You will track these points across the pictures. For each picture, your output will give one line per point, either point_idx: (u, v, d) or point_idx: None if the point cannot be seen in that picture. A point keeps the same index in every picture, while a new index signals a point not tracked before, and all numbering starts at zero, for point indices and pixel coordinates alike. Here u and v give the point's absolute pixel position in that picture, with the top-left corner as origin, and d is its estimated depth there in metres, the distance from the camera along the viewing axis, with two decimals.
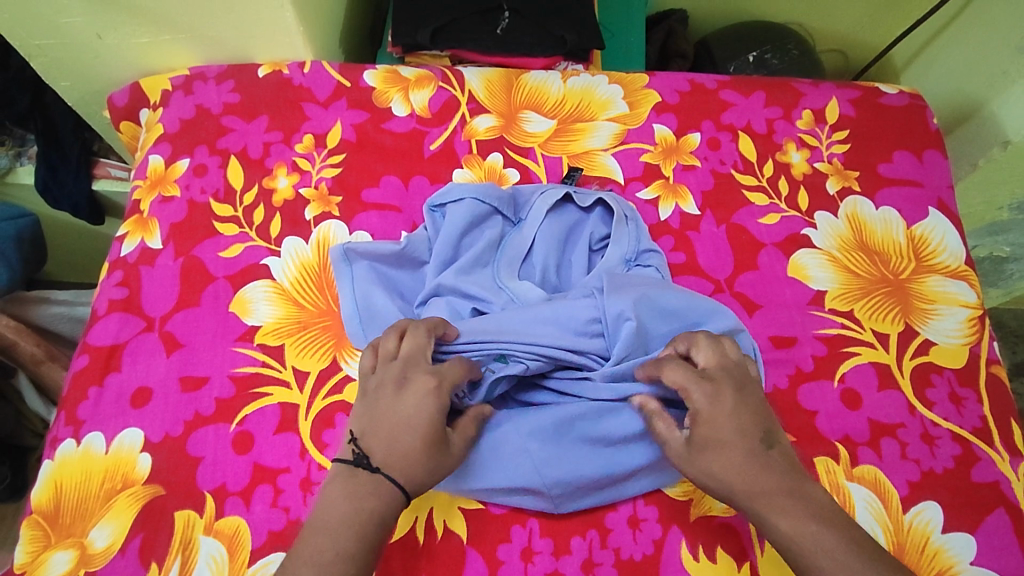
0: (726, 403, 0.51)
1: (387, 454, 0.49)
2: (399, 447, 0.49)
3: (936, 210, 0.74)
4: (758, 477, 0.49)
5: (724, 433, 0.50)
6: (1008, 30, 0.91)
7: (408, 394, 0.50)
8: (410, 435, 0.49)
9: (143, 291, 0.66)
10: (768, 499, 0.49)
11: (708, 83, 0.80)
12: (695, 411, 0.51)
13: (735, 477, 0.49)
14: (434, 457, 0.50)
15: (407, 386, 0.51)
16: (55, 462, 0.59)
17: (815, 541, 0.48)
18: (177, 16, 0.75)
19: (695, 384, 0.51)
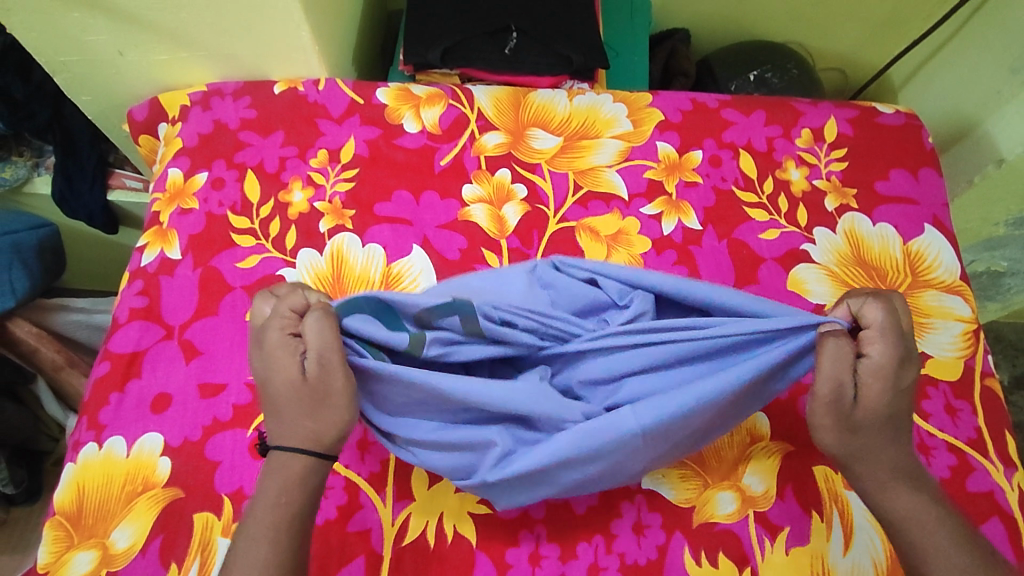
0: (902, 367, 0.47)
1: (279, 427, 0.48)
2: (290, 414, 0.47)
3: (932, 227, 0.76)
4: (887, 451, 0.49)
5: (888, 400, 0.47)
6: (1003, 51, 0.94)
7: (260, 358, 0.48)
8: (279, 393, 0.47)
9: (162, 301, 0.69)
10: (895, 475, 0.49)
11: (710, 102, 0.82)
12: (871, 366, 0.46)
13: (874, 446, 0.48)
14: (305, 401, 0.46)
15: (260, 348, 0.48)
16: (78, 465, 0.61)
17: (935, 524, 0.48)
18: (198, 35, 0.77)
19: (889, 338, 0.46)
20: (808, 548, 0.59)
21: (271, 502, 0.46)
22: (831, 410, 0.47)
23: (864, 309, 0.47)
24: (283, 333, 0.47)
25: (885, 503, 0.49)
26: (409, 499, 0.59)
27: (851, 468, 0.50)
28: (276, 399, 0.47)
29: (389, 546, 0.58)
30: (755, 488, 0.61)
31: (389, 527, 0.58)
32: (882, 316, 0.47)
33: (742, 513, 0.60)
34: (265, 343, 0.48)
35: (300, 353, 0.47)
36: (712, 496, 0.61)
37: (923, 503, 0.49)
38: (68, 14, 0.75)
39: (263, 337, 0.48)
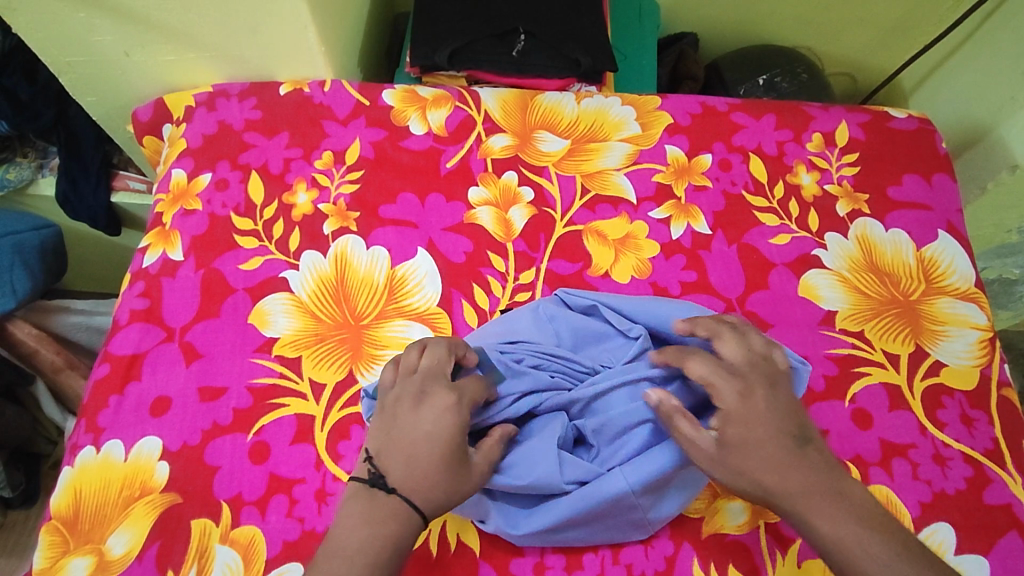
0: (750, 399, 0.51)
1: (407, 473, 0.48)
2: (423, 468, 0.48)
3: (946, 233, 0.75)
4: (790, 479, 0.49)
5: (756, 431, 0.50)
6: (1016, 56, 0.92)
7: (428, 409, 0.51)
8: (431, 452, 0.49)
9: (164, 302, 0.68)
10: (811, 500, 0.48)
11: (719, 106, 0.81)
12: (722, 409, 0.51)
13: (771, 478, 0.49)
14: (454, 477, 0.49)
15: (428, 401, 0.51)
16: (75, 468, 0.60)
17: (861, 544, 0.47)
18: (203, 35, 0.77)
19: (717, 378, 0.52)
20: (820, 560, 0.58)
21: (369, 528, 0.46)
22: (709, 461, 0.50)
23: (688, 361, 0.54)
24: (465, 406, 0.52)
25: (815, 531, 0.48)
26: None
27: (773, 502, 0.49)
28: (421, 451, 0.49)
29: None
30: None
31: None
32: (700, 357, 0.54)
33: (753, 524, 0.59)
34: (437, 398, 0.51)
35: (466, 431, 0.51)
36: (722, 506, 0.60)
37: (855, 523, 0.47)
38: (73, 13, 0.74)
39: (443, 397, 0.51)
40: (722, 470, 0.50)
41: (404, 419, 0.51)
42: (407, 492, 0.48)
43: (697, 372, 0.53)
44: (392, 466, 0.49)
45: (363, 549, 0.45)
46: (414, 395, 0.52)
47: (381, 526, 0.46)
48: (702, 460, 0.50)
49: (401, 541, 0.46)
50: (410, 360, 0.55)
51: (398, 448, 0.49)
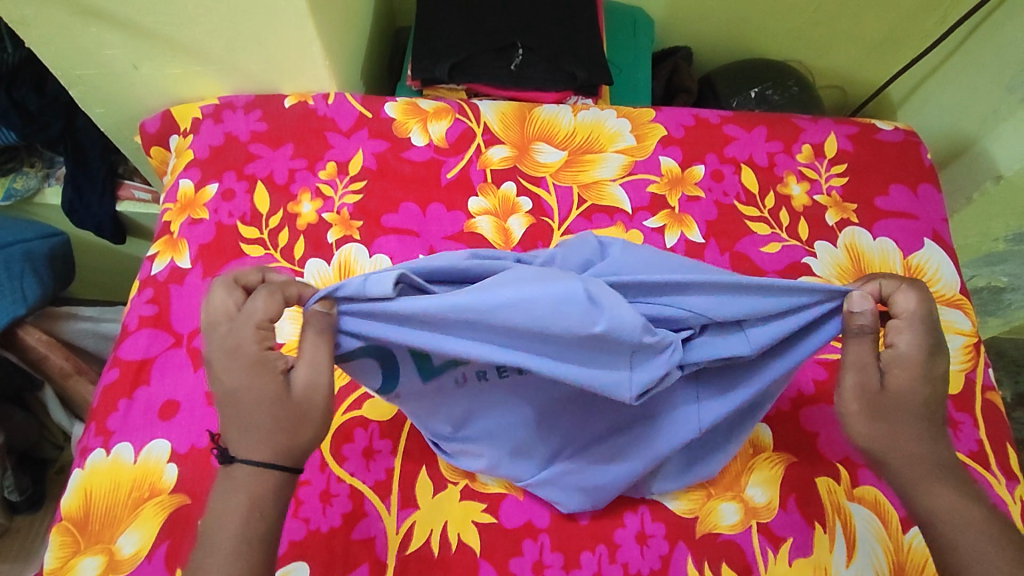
0: (934, 357, 0.48)
1: (241, 439, 0.44)
2: (253, 424, 0.44)
3: (932, 242, 0.77)
4: (920, 445, 0.48)
5: (916, 394, 0.47)
6: (999, 70, 0.95)
7: (226, 372, 0.44)
8: (247, 407, 0.44)
9: (172, 309, 0.70)
10: (934, 471, 0.48)
11: (712, 118, 0.84)
12: (895, 352, 0.48)
13: (911, 437, 0.48)
14: (283, 417, 0.44)
15: (215, 360, 0.45)
16: (85, 470, 0.61)
17: (973, 524, 0.47)
18: (210, 49, 0.79)
19: (914, 325, 0.47)
20: (811, 559, 0.60)
21: (231, 513, 0.43)
22: (856, 395, 0.48)
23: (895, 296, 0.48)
24: (247, 340, 0.44)
25: (920, 498, 0.48)
26: (413, 508, 0.60)
27: (886, 460, 0.49)
28: (240, 408, 0.44)
29: (393, 554, 0.58)
30: (757, 500, 0.62)
31: (393, 535, 0.59)
32: (913, 296, 0.48)
33: (745, 524, 0.61)
34: (219, 349, 0.45)
35: (274, 368, 0.44)
36: (715, 506, 0.61)
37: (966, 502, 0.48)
38: (85, 28, 0.76)
39: (221, 350, 0.44)
40: (864, 408, 0.48)
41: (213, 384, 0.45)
42: (252, 455, 0.44)
43: (903, 308, 0.48)
44: (227, 435, 0.45)
45: (225, 524, 0.43)
46: (204, 357, 0.45)
47: (241, 496, 0.43)
48: (849, 394, 0.49)
49: (267, 501, 0.44)
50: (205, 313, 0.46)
51: (223, 419, 0.45)
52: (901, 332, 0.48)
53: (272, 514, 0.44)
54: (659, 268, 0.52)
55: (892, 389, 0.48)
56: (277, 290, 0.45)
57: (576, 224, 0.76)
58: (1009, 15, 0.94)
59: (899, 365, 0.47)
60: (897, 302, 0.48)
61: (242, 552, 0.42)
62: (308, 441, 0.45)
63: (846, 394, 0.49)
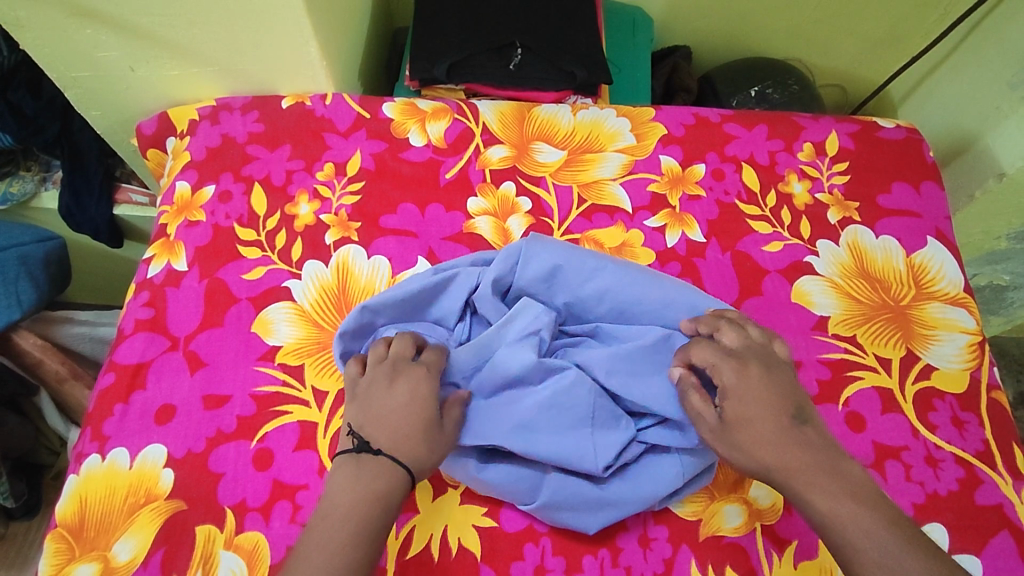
0: (751, 375, 0.54)
1: (387, 438, 0.51)
2: (406, 434, 0.52)
3: (935, 240, 0.76)
4: (785, 454, 0.51)
5: (751, 408, 0.52)
6: (1001, 67, 0.94)
7: (402, 384, 0.54)
8: (409, 419, 0.52)
9: (168, 312, 0.69)
10: (808, 478, 0.50)
11: (712, 117, 0.83)
12: (726, 389, 0.54)
13: (769, 453, 0.51)
14: (432, 441, 0.53)
15: (402, 373, 0.55)
16: (80, 476, 0.61)
17: (852, 517, 0.48)
18: (206, 50, 0.79)
19: (721, 360, 0.55)
20: (815, 562, 0.59)
21: (346, 513, 0.47)
22: (713, 437, 0.53)
23: (694, 347, 0.57)
24: (432, 372, 0.56)
25: (810, 503, 0.49)
26: (413, 512, 0.59)
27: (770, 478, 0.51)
28: (404, 419, 0.52)
29: (393, 559, 0.57)
30: (762, 501, 0.61)
31: (393, 540, 0.58)
32: (705, 343, 0.57)
33: (749, 526, 0.60)
34: (409, 370, 0.55)
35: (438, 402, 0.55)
36: (719, 508, 0.61)
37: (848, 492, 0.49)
38: (80, 30, 0.76)
39: (409, 369, 0.55)
40: (727, 445, 0.52)
41: (373, 391, 0.54)
42: (394, 456, 0.51)
43: (701, 355, 0.56)
44: (376, 435, 0.52)
45: (345, 521, 0.47)
46: (385, 369, 0.55)
47: (376, 480, 0.49)
48: (709, 436, 0.54)
49: (390, 500, 0.49)
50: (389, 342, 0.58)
51: (375, 418, 0.52)
52: (716, 370, 0.55)
53: (383, 521, 0.48)
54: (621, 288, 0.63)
55: (734, 418, 0.53)
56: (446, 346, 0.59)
57: (576, 223, 0.75)
58: (1011, 12, 0.93)
59: (729, 397, 0.53)
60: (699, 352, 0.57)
61: (349, 554, 0.46)
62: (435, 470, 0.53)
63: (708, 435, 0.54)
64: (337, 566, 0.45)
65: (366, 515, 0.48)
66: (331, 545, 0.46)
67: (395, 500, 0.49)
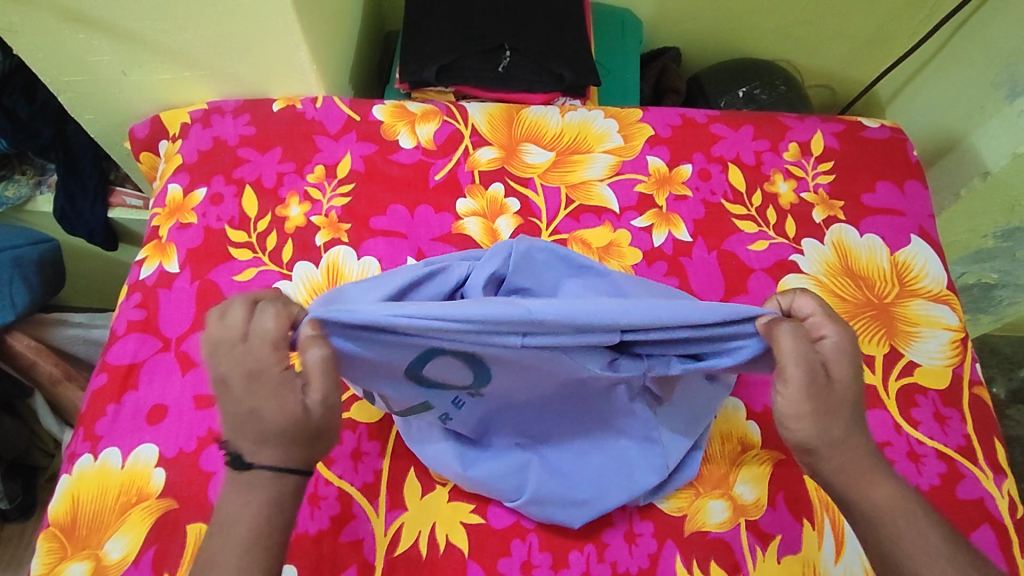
0: (855, 342, 0.48)
1: (254, 449, 0.44)
2: (268, 436, 0.44)
3: (919, 238, 0.77)
4: (853, 443, 0.47)
5: (853, 384, 0.47)
6: (986, 67, 0.95)
7: (241, 382, 0.43)
8: (261, 424, 0.43)
9: (160, 313, 0.69)
10: (870, 469, 0.47)
11: (699, 117, 0.84)
12: (824, 349, 0.47)
13: (848, 435, 0.46)
14: (298, 434, 0.44)
15: (231, 376, 0.43)
16: (73, 476, 0.61)
17: (905, 518, 0.46)
18: (198, 54, 0.79)
19: (827, 318, 0.48)
20: (799, 556, 0.60)
21: (242, 512, 0.44)
22: (810, 397, 0.45)
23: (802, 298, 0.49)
24: (264, 358, 0.43)
25: (860, 497, 0.47)
26: (401, 510, 0.60)
27: (820, 466, 0.47)
28: (258, 424, 0.43)
29: (382, 556, 0.58)
30: (745, 497, 0.62)
31: (382, 537, 0.59)
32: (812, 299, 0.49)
33: (733, 522, 0.61)
34: (235, 366, 0.43)
35: (289, 383, 0.43)
36: (703, 504, 0.61)
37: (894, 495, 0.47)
38: (73, 35, 0.77)
39: (236, 371, 0.43)
40: (818, 407, 0.45)
41: (218, 398, 0.44)
42: (268, 466, 0.44)
43: (806, 308, 0.49)
44: (242, 447, 0.44)
45: (241, 518, 0.44)
46: (215, 376, 0.44)
47: (253, 506, 0.45)
48: (790, 391, 0.45)
49: (282, 511, 0.45)
50: (209, 328, 0.44)
51: (235, 426, 0.44)
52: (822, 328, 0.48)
53: (284, 510, 0.46)
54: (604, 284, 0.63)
55: (835, 383, 0.46)
56: (274, 306, 0.43)
57: (565, 223, 0.76)
58: (994, 13, 0.95)
59: (835, 362, 0.46)
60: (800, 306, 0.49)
61: (246, 552, 0.44)
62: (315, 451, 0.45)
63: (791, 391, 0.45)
64: (236, 564, 0.44)
65: (261, 536, 0.45)
66: (232, 543, 0.44)
67: (288, 509, 0.46)
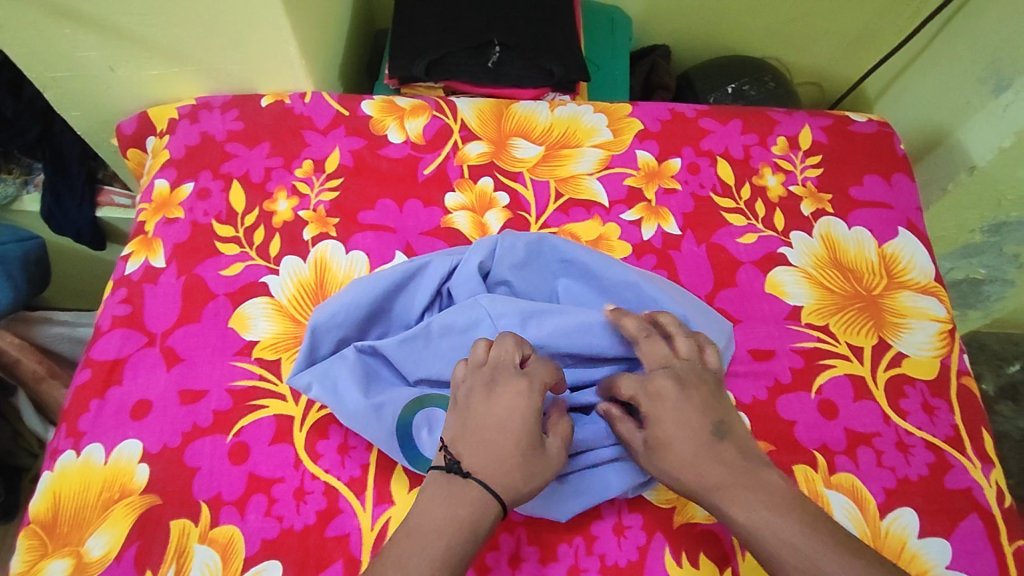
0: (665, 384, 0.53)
1: (484, 462, 0.48)
2: (510, 455, 0.48)
3: (906, 230, 0.78)
4: (704, 474, 0.50)
5: (672, 436, 0.51)
6: (971, 62, 0.96)
7: (502, 396, 0.50)
8: (509, 443, 0.48)
9: (146, 309, 0.69)
10: (729, 494, 0.49)
11: (688, 112, 0.84)
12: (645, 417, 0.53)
13: (691, 475, 0.50)
14: (531, 463, 0.49)
15: (501, 388, 0.50)
16: (55, 473, 0.60)
17: (773, 532, 0.47)
18: (185, 49, 0.79)
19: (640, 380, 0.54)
20: None
21: (439, 527, 0.45)
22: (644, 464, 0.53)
23: (619, 377, 0.55)
24: (535, 388, 0.51)
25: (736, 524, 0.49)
26: (388, 504, 0.59)
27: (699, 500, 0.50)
28: (507, 442, 0.48)
29: (368, 550, 0.57)
30: None
31: (368, 532, 0.58)
32: (628, 372, 0.55)
33: None
34: (508, 384, 0.50)
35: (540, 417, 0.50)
36: None
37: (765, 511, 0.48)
38: (58, 29, 0.76)
39: (511, 386, 0.50)
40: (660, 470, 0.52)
41: (465, 405, 0.51)
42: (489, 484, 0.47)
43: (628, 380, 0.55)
44: (468, 459, 0.48)
45: (439, 531, 0.45)
46: (478, 386, 0.51)
47: (461, 506, 0.46)
48: (640, 461, 0.54)
49: (478, 527, 0.46)
50: (480, 350, 0.53)
51: (470, 437, 0.49)
52: (638, 404, 0.53)
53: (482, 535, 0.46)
54: (589, 275, 0.66)
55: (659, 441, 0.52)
56: (551, 365, 0.53)
57: (555, 217, 0.76)
58: (980, 8, 0.95)
59: (655, 425, 0.52)
60: (621, 383, 0.54)
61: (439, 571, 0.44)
62: (533, 491, 0.49)
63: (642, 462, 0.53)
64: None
65: (455, 543, 0.45)
66: (427, 556, 0.44)
67: (485, 527, 0.46)
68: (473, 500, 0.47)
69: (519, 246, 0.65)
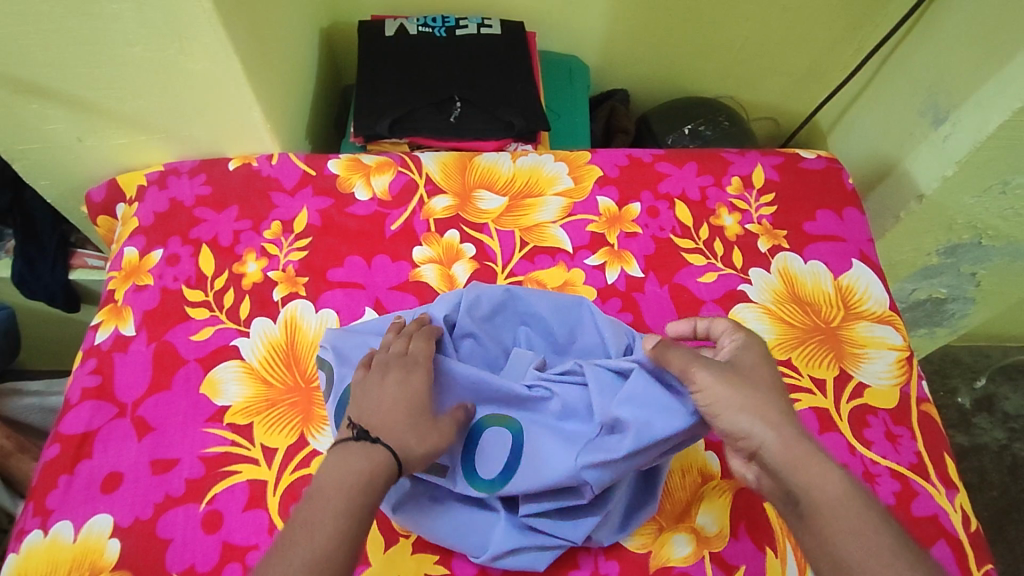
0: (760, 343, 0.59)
1: (395, 429, 0.53)
2: (429, 442, 0.54)
3: (860, 262, 0.80)
4: (784, 427, 0.51)
5: (762, 375, 0.55)
6: (910, 97, 1.01)
7: (409, 379, 0.57)
8: (408, 414, 0.54)
9: (116, 378, 0.69)
10: (808, 449, 0.50)
11: (644, 157, 0.87)
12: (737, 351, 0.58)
13: (773, 414, 0.52)
14: (425, 432, 0.54)
15: (409, 370, 0.58)
16: (21, 554, 0.60)
17: (857, 511, 0.48)
18: (152, 118, 0.81)
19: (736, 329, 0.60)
20: None
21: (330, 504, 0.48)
22: (724, 378, 0.53)
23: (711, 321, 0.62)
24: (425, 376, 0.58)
25: (808, 480, 0.49)
26: (364, 565, 0.59)
27: (763, 444, 0.51)
28: (428, 430, 0.55)
29: None
30: (708, 529, 0.62)
31: None
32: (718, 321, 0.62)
33: (698, 555, 0.61)
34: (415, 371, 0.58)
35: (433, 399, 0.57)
36: (667, 540, 0.62)
37: (847, 486, 0.49)
38: (26, 105, 0.78)
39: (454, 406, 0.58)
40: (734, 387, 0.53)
41: (389, 390, 0.56)
42: (407, 454, 0.53)
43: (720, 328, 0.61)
44: (398, 421, 0.54)
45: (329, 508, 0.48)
46: (387, 371, 0.58)
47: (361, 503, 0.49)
48: (729, 379, 0.54)
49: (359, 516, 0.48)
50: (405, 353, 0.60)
51: (380, 412, 0.54)
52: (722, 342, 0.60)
53: (362, 521, 0.48)
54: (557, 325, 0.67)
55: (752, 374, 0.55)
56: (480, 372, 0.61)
57: (522, 265, 0.78)
58: (915, 46, 1.01)
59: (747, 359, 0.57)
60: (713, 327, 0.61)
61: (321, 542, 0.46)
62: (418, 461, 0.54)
63: (704, 378, 0.53)
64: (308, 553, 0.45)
65: (338, 531, 0.47)
66: (313, 527, 0.46)
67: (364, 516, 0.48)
68: (362, 465, 0.50)
69: (482, 301, 0.67)
